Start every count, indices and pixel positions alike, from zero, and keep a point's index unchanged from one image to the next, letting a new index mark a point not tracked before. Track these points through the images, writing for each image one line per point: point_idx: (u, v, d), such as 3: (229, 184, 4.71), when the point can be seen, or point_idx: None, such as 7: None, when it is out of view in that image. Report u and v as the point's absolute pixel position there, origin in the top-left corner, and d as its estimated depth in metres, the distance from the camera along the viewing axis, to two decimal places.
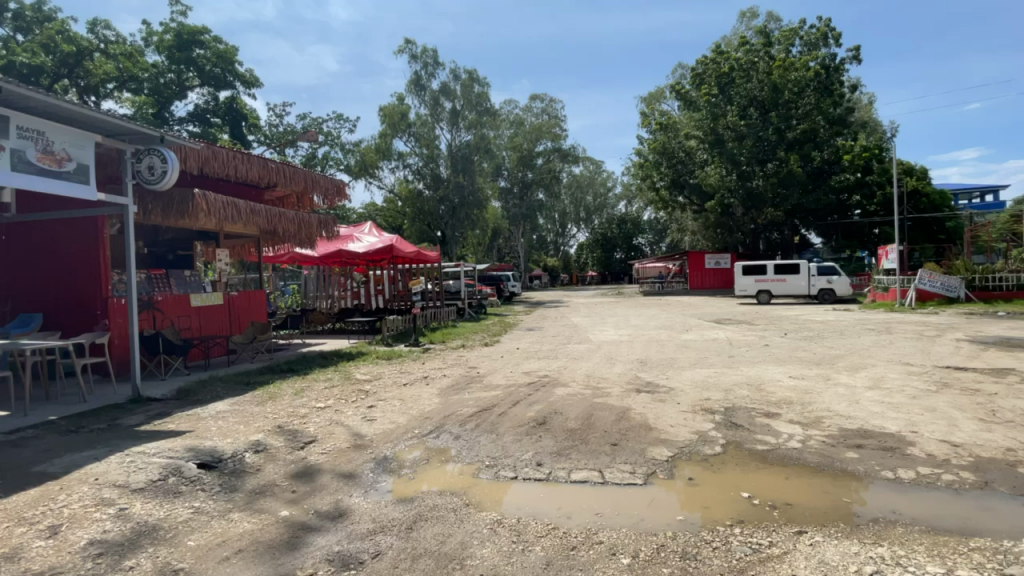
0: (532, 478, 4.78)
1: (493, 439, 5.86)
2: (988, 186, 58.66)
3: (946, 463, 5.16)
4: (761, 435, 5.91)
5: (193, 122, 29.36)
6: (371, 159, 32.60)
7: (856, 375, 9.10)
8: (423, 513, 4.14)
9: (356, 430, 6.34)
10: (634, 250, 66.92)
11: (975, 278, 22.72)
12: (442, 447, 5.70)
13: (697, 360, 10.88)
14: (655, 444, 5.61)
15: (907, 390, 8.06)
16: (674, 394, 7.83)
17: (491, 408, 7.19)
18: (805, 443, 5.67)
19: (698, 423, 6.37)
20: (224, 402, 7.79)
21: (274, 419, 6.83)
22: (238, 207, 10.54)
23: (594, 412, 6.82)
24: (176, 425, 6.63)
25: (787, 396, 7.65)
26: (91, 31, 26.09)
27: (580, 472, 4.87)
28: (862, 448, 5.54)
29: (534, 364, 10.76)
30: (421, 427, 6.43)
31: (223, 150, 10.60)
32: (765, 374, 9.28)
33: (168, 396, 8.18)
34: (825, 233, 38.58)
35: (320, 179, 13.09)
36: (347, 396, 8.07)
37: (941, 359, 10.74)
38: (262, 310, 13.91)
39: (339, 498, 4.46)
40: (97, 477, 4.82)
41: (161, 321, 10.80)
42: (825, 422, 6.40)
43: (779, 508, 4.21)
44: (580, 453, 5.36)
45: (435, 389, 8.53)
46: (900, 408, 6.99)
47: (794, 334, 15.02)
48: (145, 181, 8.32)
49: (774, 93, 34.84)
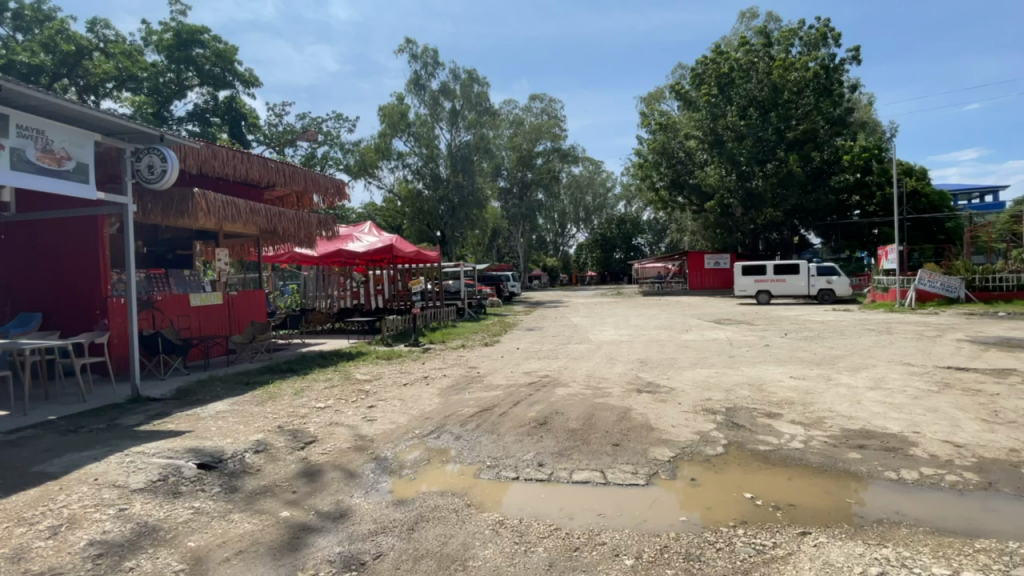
0: (533, 479, 4.77)
1: (494, 439, 5.84)
2: (987, 187, 58.75)
3: (949, 464, 5.14)
4: (763, 436, 5.89)
5: (192, 121, 29.30)
6: (371, 159, 32.55)
7: (857, 375, 9.09)
8: (424, 513, 4.12)
9: (356, 430, 6.32)
10: (633, 250, 66.91)
11: (975, 278, 22.72)
12: (443, 447, 5.68)
13: (697, 360, 10.87)
14: (658, 444, 5.59)
15: (909, 390, 8.05)
16: (675, 394, 7.81)
17: (492, 408, 7.17)
18: (807, 443, 5.66)
19: (700, 423, 6.35)
20: (224, 401, 7.76)
21: (274, 419, 6.80)
22: (238, 206, 10.51)
23: (596, 412, 6.80)
24: (176, 425, 6.60)
25: (788, 396, 7.63)
26: (91, 30, 26.06)
27: (582, 473, 4.85)
28: (865, 448, 5.53)
29: (534, 364, 10.74)
30: (422, 427, 6.42)
31: (223, 149, 10.59)
32: (766, 374, 9.27)
33: (167, 396, 8.15)
34: (825, 233, 38.61)
35: (320, 179, 13.08)
36: (347, 396, 8.05)
37: (942, 359, 10.72)
38: (261, 311, 13.88)
39: (340, 498, 4.44)
40: (97, 477, 4.80)
41: (161, 321, 10.77)
42: (827, 422, 6.38)
43: (783, 508, 4.19)
44: (582, 453, 5.33)
45: (435, 389, 8.51)
46: (902, 409, 6.97)
47: (794, 335, 15.01)
48: (144, 180, 8.29)
49: (773, 93, 34.89)
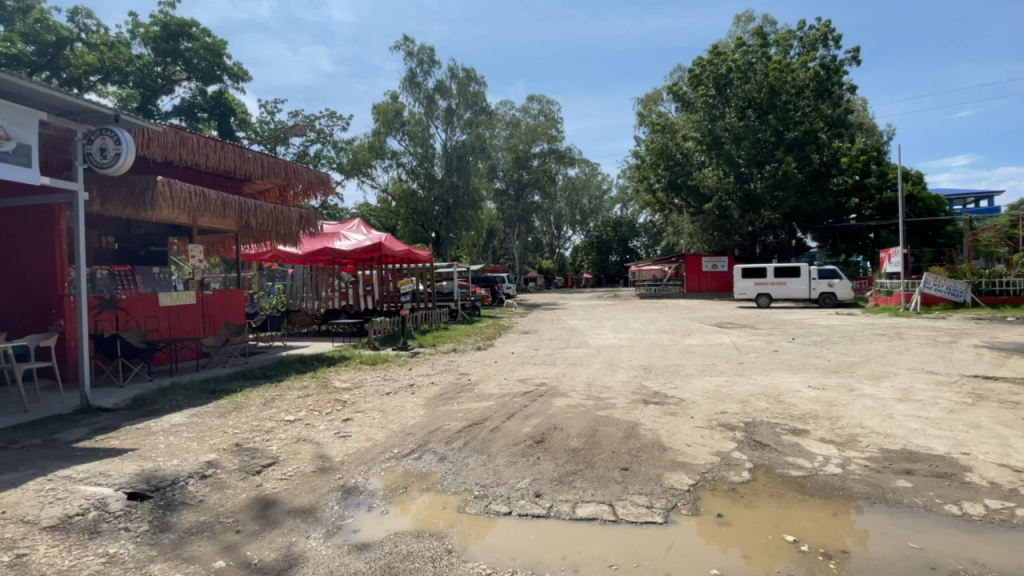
0: (529, 515, 3.96)
1: (484, 461, 5.04)
2: (982, 191, 58.28)
3: (1015, 494, 4.36)
4: (793, 458, 5.11)
5: (179, 117, 28.43)
6: (363, 158, 31.68)
7: (880, 385, 8.34)
8: (393, 564, 3.34)
9: (324, 449, 5.51)
10: (629, 253, 66.01)
11: (981, 282, 22.08)
12: (425, 471, 4.88)
13: (704, 367, 10.09)
14: (672, 468, 4.81)
15: (942, 402, 7.28)
16: (686, 406, 7.03)
17: (482, 422, 6.38)
18: (845, 468, 4.86)
19: (718, 442, 5.56)
20: (182, 413, 6.92)
21: (233, 434, 5.99)
22: (207, 198, 9.73)
23: (599, 429, 6.00)
24: (121, 442, 5.78)
25: (811, 409, 6.87)
26: (71, 20, 25.17)
27: (587, 507, 4.05)
28: (912, 474, 4.74)
29: (530, 370, 9.98)
30: (401, 445, 5.61)
31: (192, 136, 9.78)
32: (782, 383, 8.49)
33: (120, 406, 7.30)
34: (821, 237, 37.83)
35: (303, 171, 12.16)
36: (321, 406, 7.24)
37: (966, 367, 9.99)
38: (239, 313, 12.91)
39: (293, 541, 3.65)
40: (4, 510, 4.02)
41: (126, 322, 9.88)
42: (862, 441, 5.59)
43: (835, 558, 3.42)
44: (585, 481, 4.52)
45: (420, 398, 7.72)
46: (941, 425, 6.19)
47: (802, 339, 14.29)
48: (96, 165, 7.47)
49: (772, 94, 34.13)
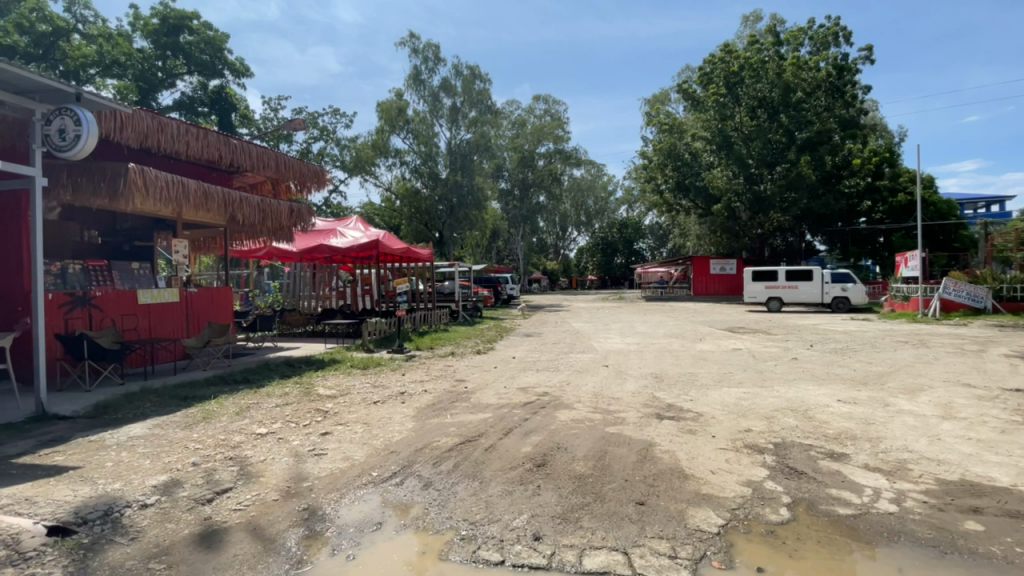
0: (525, 566, 3.24)
1: (475, 490, 4.32)
2: (993, 196, 57.34)
3: None
4: (838, 491, 4.36)
5: (179, 111, 27.87)
6: (367, 155, 30.89)
7: (917, 399, 7.59)
8: None
9: (293, 471, 4.79)
10: (634, 255, 65.25)
11: (1002, 287, 21.12)
12: (404, 502, 4.15)
13: (721, 377, 9.29)
14: (697, 503, 4.07)
15: (990, 421, 6.49)
16: (704, 423, 6.30)
17: (476, 439, 5.65)
18: (901, 506, 4.11)
19: (747, 468, 4.82)
20: (143, 424, 6.22)
21: (194, 450, 5.28)
22: (187, 188, 9.04)
23: (609, 449, 5.27)
24: (65, 458, 5.08)
25: (845, 428, 6.13)
26: (67, 10, 24.55)
27: (596, 557, 3.32)
28: (981, 514, 4.00)
29: (532, 378, 9.26)
30: (382, 467, 4.89)
31: (171, 122, 9.10)
32: (808, 397, 7.71)
33: (80, 414, 6.62)
34: (831, 240, 37.23)
35: (295, 164, 11.43)
36: (299, 417, 6.53)
37: (1006, 380, 9.18)
38: (226, 312, 12.14)
39: None
40: None
41: (100, 321, 9.18)
42: (913, 470, 4.84)
43: None
44: (593, 520, 3.79)
45: (409, 409, 6.98)
46: (999, 449, 5.43)
47: (821, 346, 13.46)
48: (55, 147, 6.78)
49: (785, 93, 33.20)
